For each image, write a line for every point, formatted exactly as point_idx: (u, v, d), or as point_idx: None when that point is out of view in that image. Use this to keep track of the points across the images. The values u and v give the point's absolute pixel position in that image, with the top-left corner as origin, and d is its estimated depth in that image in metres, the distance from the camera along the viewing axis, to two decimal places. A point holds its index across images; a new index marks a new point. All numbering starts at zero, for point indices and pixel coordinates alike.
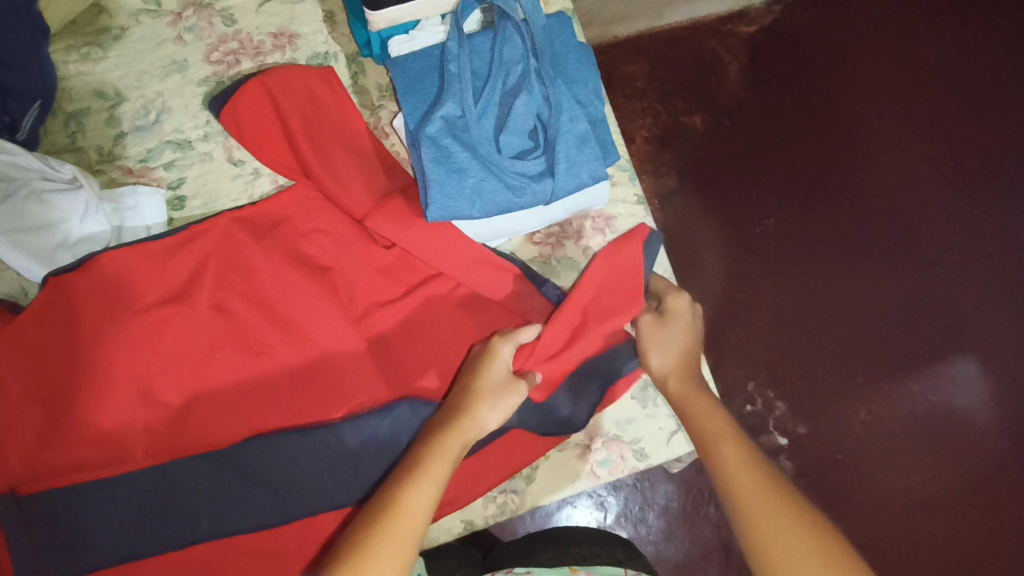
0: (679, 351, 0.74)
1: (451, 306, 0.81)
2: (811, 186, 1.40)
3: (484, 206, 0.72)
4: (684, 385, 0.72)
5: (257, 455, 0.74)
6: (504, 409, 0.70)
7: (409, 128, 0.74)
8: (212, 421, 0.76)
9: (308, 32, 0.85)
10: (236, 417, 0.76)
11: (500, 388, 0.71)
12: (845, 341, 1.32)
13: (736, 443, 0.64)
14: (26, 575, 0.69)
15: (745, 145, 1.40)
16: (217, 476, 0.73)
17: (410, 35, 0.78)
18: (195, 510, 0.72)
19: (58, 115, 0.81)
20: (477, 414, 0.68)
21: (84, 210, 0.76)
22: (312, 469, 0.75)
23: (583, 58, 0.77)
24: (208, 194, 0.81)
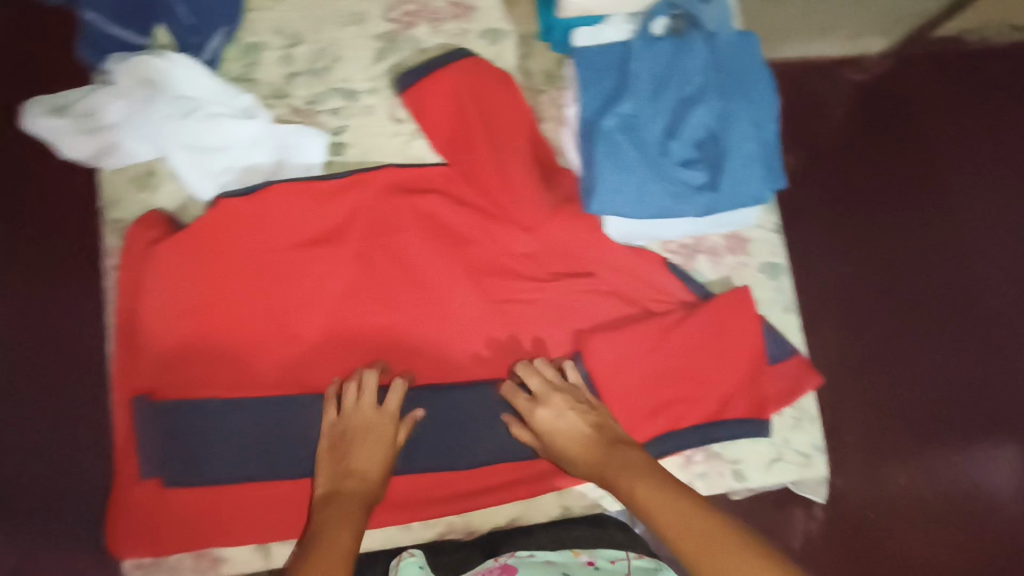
0: (578, 447, 0.70)
1: (583, 296, 0.81)
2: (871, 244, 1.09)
3: (643, 206, 0.73)
4: (599, 466, 0.68)
5: None
6: (372, 453, 0.69)
7: (586, 118, 0.74)
8: (337, 368, 0.77)
9: (484, 6, 0.87)
10: (361, 367, 0.78)
11: (367, 428, 0.70)
12: (869, 406, 1.00)
13: (647, 485, 0.62)
14: (153, 474, 0.72)
15: (862, 205, 1.10)
16: None
17: (596, 27, 0.77)
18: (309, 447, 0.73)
19: (237, 45, 0.82)
20: (351, 474, 0.67)
21: (253, 139, 0.77)
22: (428, 430, 0.76)
23: (767, 78, 0.75)
24: (366, 145, 0.82)
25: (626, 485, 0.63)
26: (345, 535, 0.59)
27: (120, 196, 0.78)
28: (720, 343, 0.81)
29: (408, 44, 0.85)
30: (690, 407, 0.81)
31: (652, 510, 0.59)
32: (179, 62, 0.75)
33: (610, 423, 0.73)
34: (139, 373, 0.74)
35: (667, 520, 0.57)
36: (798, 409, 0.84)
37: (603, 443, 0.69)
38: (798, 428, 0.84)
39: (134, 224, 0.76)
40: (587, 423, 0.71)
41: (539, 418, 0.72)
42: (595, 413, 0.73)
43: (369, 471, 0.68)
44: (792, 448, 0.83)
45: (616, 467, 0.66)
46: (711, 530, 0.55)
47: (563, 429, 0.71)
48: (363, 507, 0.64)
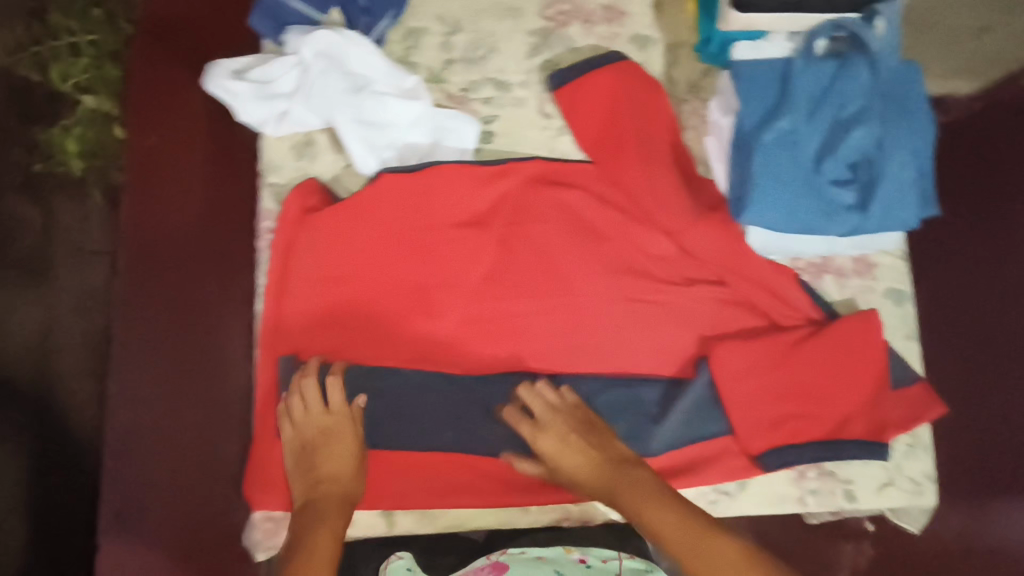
0: (582, 469, 0.70)
1: (713, 303, 0.82)
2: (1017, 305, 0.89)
3: (792, 220, 0.75)
4: (606, 489, 0.68)
5: (509, 390, 0.79)
6: (337, 451, 0.71)
7: (744, 128, 0.76)
8: (471, 350, 0.80)
9: (636, 12, 0.88)
10: (492, 351, 0.80)
11: (326, 429, 0.72)
12: None
13: (661, 505, 0.63)
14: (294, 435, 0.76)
15: None
16: (465, 399, 0.78)
17: (756, 43, 0.78)
18: (442, 421, 0.77)
19: (400, 28, 0.85)
20: (320, 477, 0.69)
21: (414, 120, 0.80)
22: None
23: (926, 108, 0.76)
24: (515, 135, 0.84)
25: (637, 505, 0.64)
26: (324, 550, 0.63)
27: (280, 162, 0.81)
28: (848, 363, 0.81)
29: (560, 43, 0.87)
30: (808, 424, 0.80)
31: (669, 534, 0.61)
32: (353, 40, 0.77)
33: (612, 438, 0.72)
34: (285, 334, 0.78)
35: (683, 547, 0.60)
36: (912, 437, 0.84)
37: (613, 459, 0.69)
38: (911, 456, 0.84)
39: (293, 190, 0.79)
40: (588, 444, 0.71)
41: (544, 445, 0.71)
42: (595, 432, 0.72)
43: (336, 476, 0.69)
44: (904, 475, 0.83)
45: (620, 490, 0.66)
46: (729, 555, 0.58)
47: (569, 451, 0.71)
48: (342, 509, 0.67)
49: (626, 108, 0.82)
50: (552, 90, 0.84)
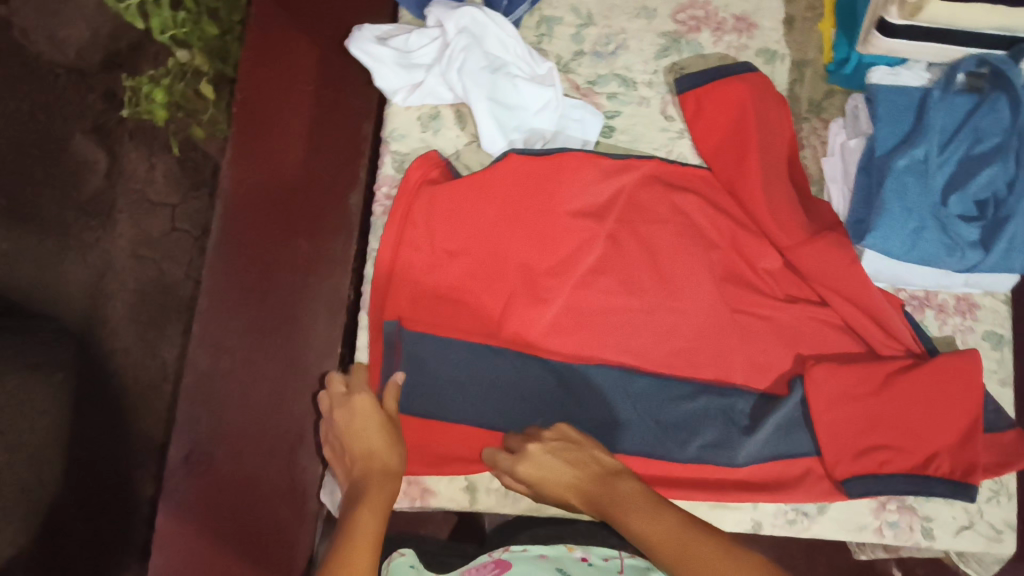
0: (570, 487, 0.68)
1: (814, 324, 0.82)
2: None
3: (913, 250, 0.74)
4: (595, 507, 0.65)
5: (604, 385, 0.79)
6: (367, 428, 0.72)
7: (876, 153, 0.77)
8: (566, 342, 0.79)
9: (767, 26, 0.88)
10: (588, 344, 0.80)
11: (352, 410, 0.73)
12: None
13: (642, 512, 0.60)
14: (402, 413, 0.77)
15: None
16: (560, 389, 0.79)
17: (894, 70, 0.80)
18: (534, 411, 0.78)
19: (535, 15, 0.86)
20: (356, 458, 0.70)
21: (545, 104, 0.80)
22: (643, 419, 0.79)
23: None
24: (635, 133, 0.85)
25: (620, 517, 0.61)
26: (368, 523, 0.62)
27: (404, 131, 0.82)
28: (950, 400, 0.79)
29: (689, 47, 0.87)
30: (898, 456, 0.78)
31: (651, 541, 0.57)
32: (497, 20, 0.79)
33: (592, 450, 0.69)
34: (391, 298, 0.79)
35: (667, 550, 0.56)
36: (997, 484, 0.82)
37: (598, 474, 0.67)
38: (992, 502, 0.82)
39: (418, 158, 0.80)
40: (569, 462, 0.68)
41: (523, 469, 0.70)
42: (575, 446, 0.70)
43: (366, 446, 0.71)
44: (984, 520, 0.82)
45: (608, 505, 0.64)
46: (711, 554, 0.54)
47: (555, 468, 0.69)
48: (378, 475, 0.68)
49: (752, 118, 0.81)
50: (677, 93, 0.84)
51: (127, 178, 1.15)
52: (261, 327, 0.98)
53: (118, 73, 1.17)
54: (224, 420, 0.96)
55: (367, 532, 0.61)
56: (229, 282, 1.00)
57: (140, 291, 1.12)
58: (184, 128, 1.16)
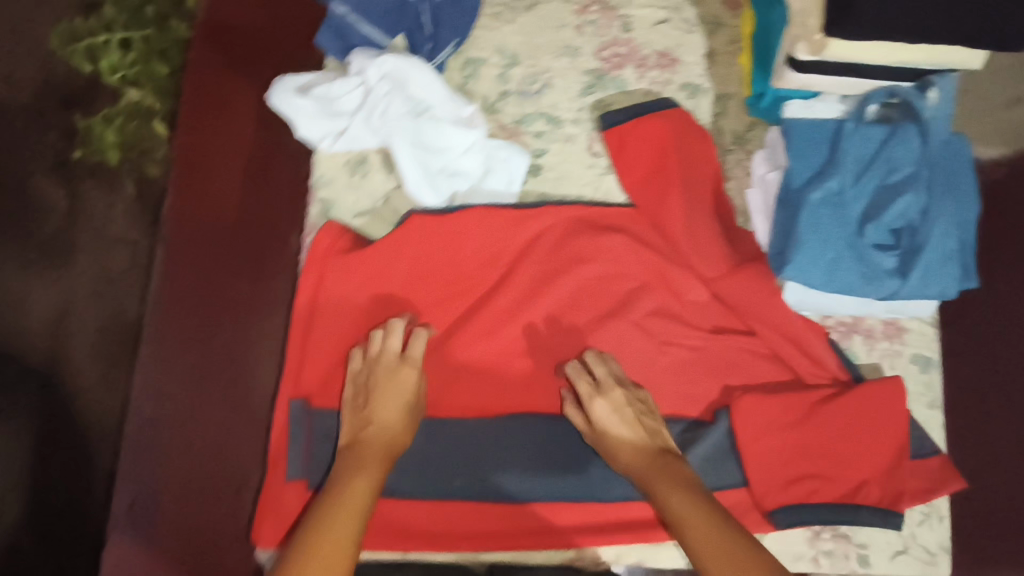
0: (630, 449, 0.72)
1: (742, 355, 0.83)
2: (984, 415, 0.85)
3: (833, 280, 0.75)
4: (648, 473, 0.70)
5: (519, 432, 0.78)
6: (388, 404, 0.72)
7: (793, 185, 0.78)
8: (494, 384, 0.80)
9: (689, 61, 0.90)
10: (516, 389, 0.80)
11: (384, 372, 0.73)
12: None
13: (697, 497, 0.66)
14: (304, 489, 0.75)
15: None
16: (476, 439, 0.78)
17: (808, 103, 0.81)
18: (449, 467, 0.77)
19: (460, 57, 0.87)
20: (371, 426, 0.71)
21: (468, 146, 0.81)
22: (562, 462, 0.77)
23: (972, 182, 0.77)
24: (563, 171, 0.86)
25: (671, 493, 0.67)
26: (360, 497, 0.65)
27: (332, 177, 0.82)
28: (875, 426, 0.80)
29: (613, 84, 0.88)
30: (827, 485, 0.79)
31: (694, 525, 0.63)
32: (415, 64, 0.79)
33: (660, 427, 0.74)
34: (313, 349, 0.78)
35: (705, 539, 0.62)
36: (929, 506, 0.83)
37: (660, 445, 0.72)
38: (925, 526, 0.82)
39: (322, 228, 0.80)
40: (637, 425, 0.73)
41: (596, 408, 0.74)
42: (649, 417, 0.75)
43: (384, 425, 0.71)
44: (918, 545, 0.82)
45: (655, 474, 0.69)
46: (751, 554, 0.60)
47: (625, 425, 0.73)
48: (380, 461, 0.68)
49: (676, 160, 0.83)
50: (602, 130, 0.86)
51: (86, 219, 1.04)
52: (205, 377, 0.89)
53: (74, 110, 1.06)
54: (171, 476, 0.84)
55: (353, 526, 0.62)
56: (173, 330, 0.89)
57: (100, 328, 1.00)
58: (139, 163, 1.07)
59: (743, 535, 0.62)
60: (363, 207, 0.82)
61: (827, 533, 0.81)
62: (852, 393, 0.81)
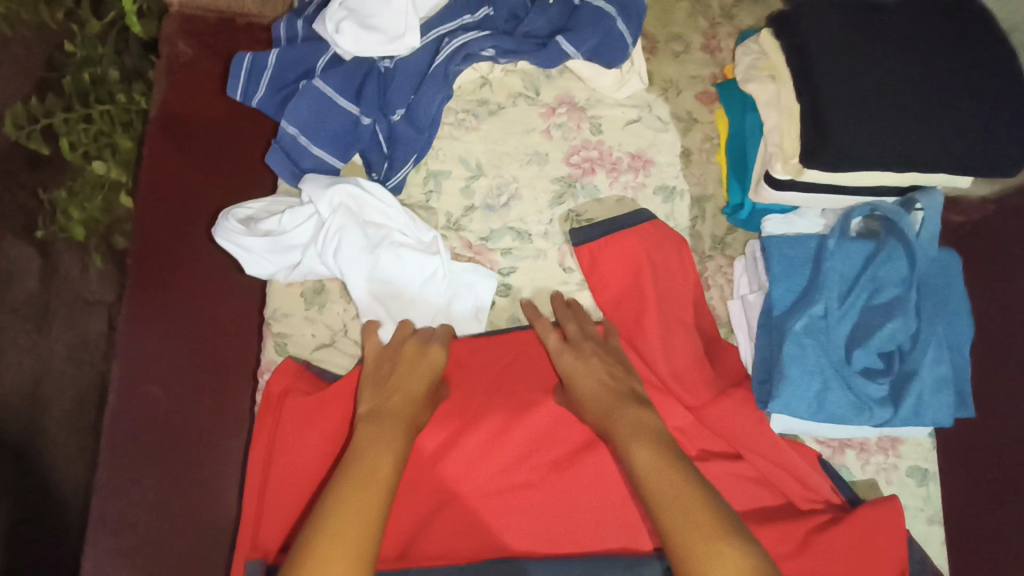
0: (588, 393, 0.69)
1: (731, 482, 0.76)
2: (985, 530, 0.81)
3: (821, 412, 0.71)
4: (605, 414, 0.67)
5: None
6: (410, 380, 0.68)
7: (774, 310, 0.74)
8: (462, 535, 0.71)
9: (663, 161, 0.86)
10: (484, 531, 0.71)
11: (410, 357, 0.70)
12: None
13: (661, 443, 0.62)
14: None
15: None
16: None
17: (788, 218, 0.78)
18: None
19: (421, 170, 0.83)
20: (391, 398, 0.66)
21: (431, 274, 0.76)
22: None
23: (961, 301, 0.73)
24: (534, 290, 0.81)
25: (629, 432, 0.63)
26: (384, 460, 0.59)
27: (288, 310, 0.77)
28: (874, 555, 0.75)
29: (584, 191, 0.84)
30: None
31: (652, 471, 0.59)
32: (369, 191, 0.75)
33: (634, 379, 0.71)
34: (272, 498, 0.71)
35: (660, 485, 0.58)
36: None
37: (626, 392, 0.69)
38: None
39: (280, 368, 0.75)
40: (605, 369, 0.71)
41: (561, 356, 0.73)
42: (620, 367, 0.72)
43: (410, 395, 0.67)
44: None
45: (614, 414, 0.66)
46: (704, 507, 0.55)
47: (592, 366, 0.71)
48: (403, 427, 0.63)
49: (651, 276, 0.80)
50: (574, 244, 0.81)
51: (62, 276, 1.03)
52: (167, 508, 0.82)
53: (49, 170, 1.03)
54: None
55: (383, 490, 0.56)
56: (126, 456, 0.83)
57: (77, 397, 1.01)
58: (104, 236, 1.07)
59: (705, 486, 0.57)
60: (321, 341, 0.77)
61: None
62: (850, 522, 0.76)
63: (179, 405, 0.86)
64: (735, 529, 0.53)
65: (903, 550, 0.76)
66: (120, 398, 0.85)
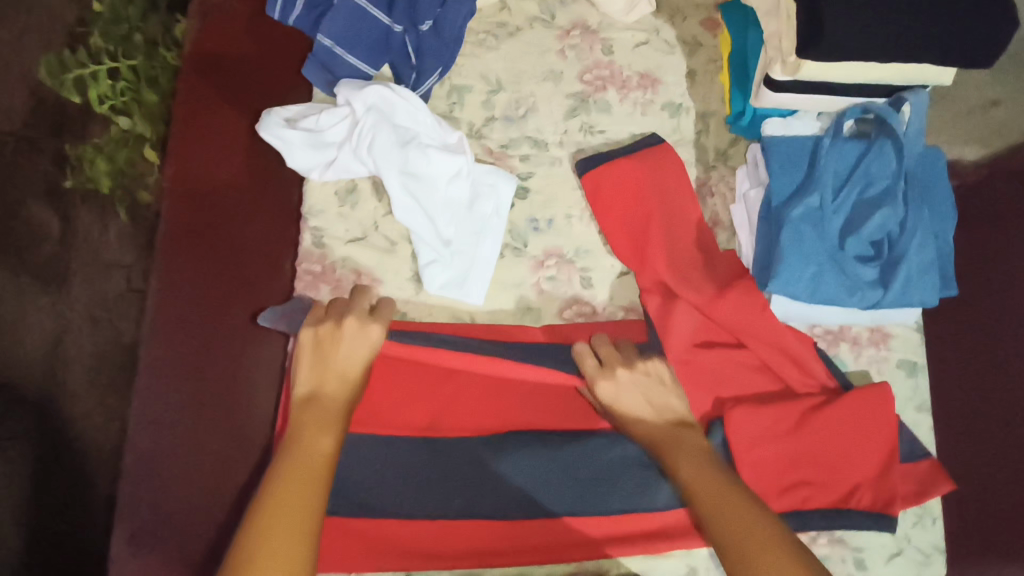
0: (636, 425, 0.72)
1: (732, 367, 0.85)
2: (971, 414, 0.87)
3: (816, 294, 0.77)
4: (657, 443, 0.69)
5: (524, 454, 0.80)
6: (350, 348, 0.71)
7: (774, 202, 0.80)
8: (488, 414, 0.82)
9: (670, 80, 0.92)
10: (506, 411, 0.83)
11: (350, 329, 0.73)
12: None
13: (709, 471, 0.64)
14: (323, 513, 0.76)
15: None
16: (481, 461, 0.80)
17: (787, 121, 0.84)
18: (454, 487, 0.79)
19: (445, 84, 0.89)
20: (330, 372, 0.69)
21: (456, 173, 0.82)
22: (566, 477, 0.79)
23: (945, 193, 0.80)
24: (550, 194, 0.87)
25: (683, 462, 0.66)
26: (319, 436, 0.62)
27: (323, 207, 0.84)
28: (866, 432, 0.82)
29: (596, 106, 0.90)
30: (819, 492, 0.81)
31: (705, 504, 0.61)
32: (401, 93, 0.81)
33: (674, 399, 0.73)
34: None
35: (714, 513, 0.60)
36: (921, 507, 0.85)
37: (672, 421, 0.71)
38: (917, 526, 0.85)
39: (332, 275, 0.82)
40: (648, 399, 0.73)
41: (600, 385, 0.75)
42: (660, 392, 0.74)
43: (345, 369, 0.70)
44: (912, 546, 0.84)
45: (666, 445, 0.68)
46: (761, 538, 0.56)
47: (638, 398, 0.73)
48: (339, 408, 0.66)
49: (658, 186, 0.85)
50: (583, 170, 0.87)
51: (81, 240, 1.10)
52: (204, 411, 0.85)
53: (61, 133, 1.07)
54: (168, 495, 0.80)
55: (319, 470, 0.59)
56: (166, 368, 0.84)
57: (97, 355, 1.09)
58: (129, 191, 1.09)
59: (762, 514, 0.59)
60: (354, 235, 0.84)
61: (823, 537, 0.84)
62: (845, 403, 0.82)
63: (210, 317, 0.88)
64: (799, 554, 0.55)
65: (892, 428, 0.82)
66: (159, 310, 0.86)
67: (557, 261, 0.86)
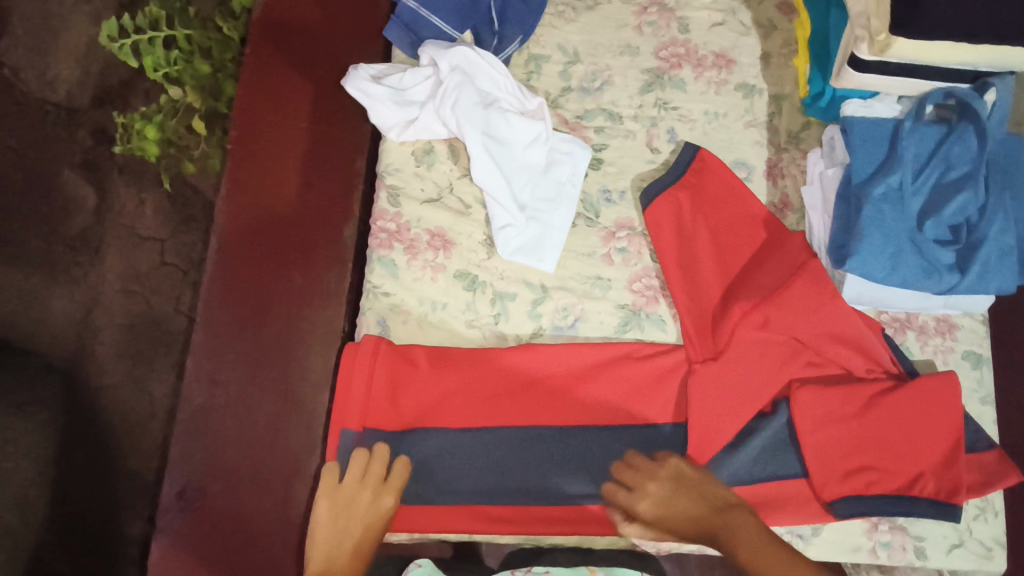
0: (687, 526, 0.70)
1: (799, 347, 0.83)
2: None
3: (891, 274, 0.77)
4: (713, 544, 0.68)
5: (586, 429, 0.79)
6: (364, 516, 0.72)
7: (853, 181, 0.80)
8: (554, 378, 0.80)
9: (745, 62, 0.92)
10: (572, 376, 0.80)
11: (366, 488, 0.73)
12: None
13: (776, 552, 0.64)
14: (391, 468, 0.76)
15: None
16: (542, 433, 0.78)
17: (867, 103, 0.85)
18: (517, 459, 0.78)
19: (524, 53, 0.90)
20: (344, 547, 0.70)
21: (535, 138, 0.83)
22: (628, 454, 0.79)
23: None
24: (623, 165, 0.88)
25: (747, 552, 0.65)
26: None
27: (399, 166, 0.85)
28: (932, 420, 0.80)
29: (671, 83, 0.90)
30: (884, 476, 0.79)
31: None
32: (485, 57, 0.82)
33: (708, 485, 0.72)
34: (381, 356, 0.78)
35: None
36: (983, 501, 0.84)
37: (713, 509, 0.70)
38: (980, 519, 0.83)
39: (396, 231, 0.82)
40: (687, 497, 0.71)
41: (640, 509, 0.72)
42: (691, 482, 0.72)
43: (357, 544, 0.70)
44: (974, 538, 0.83)
45: (723, 539, 0.67)
46: None
47: (682, 504, 0.71)
48: None
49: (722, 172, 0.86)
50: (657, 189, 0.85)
51: (116, 213, 1.11)
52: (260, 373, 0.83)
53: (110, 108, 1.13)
54: (222, 451, 0.80)
55: None
56: (223, 329, 0.85)
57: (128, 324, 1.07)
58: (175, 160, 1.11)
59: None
60: (429, 195, 0.84)
61: (885, 523, 0.82)
62: (911, 392, 0.80)
63: (268, 280, 0.87)
64: None
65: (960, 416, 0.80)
66: (220, 271, 0.87)
67: (627, 233, 0.86)
